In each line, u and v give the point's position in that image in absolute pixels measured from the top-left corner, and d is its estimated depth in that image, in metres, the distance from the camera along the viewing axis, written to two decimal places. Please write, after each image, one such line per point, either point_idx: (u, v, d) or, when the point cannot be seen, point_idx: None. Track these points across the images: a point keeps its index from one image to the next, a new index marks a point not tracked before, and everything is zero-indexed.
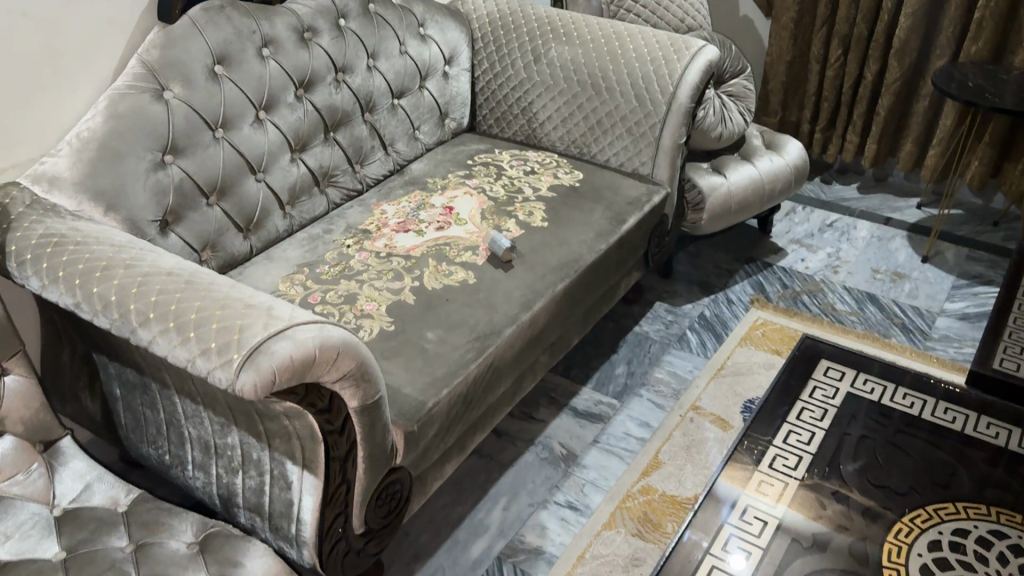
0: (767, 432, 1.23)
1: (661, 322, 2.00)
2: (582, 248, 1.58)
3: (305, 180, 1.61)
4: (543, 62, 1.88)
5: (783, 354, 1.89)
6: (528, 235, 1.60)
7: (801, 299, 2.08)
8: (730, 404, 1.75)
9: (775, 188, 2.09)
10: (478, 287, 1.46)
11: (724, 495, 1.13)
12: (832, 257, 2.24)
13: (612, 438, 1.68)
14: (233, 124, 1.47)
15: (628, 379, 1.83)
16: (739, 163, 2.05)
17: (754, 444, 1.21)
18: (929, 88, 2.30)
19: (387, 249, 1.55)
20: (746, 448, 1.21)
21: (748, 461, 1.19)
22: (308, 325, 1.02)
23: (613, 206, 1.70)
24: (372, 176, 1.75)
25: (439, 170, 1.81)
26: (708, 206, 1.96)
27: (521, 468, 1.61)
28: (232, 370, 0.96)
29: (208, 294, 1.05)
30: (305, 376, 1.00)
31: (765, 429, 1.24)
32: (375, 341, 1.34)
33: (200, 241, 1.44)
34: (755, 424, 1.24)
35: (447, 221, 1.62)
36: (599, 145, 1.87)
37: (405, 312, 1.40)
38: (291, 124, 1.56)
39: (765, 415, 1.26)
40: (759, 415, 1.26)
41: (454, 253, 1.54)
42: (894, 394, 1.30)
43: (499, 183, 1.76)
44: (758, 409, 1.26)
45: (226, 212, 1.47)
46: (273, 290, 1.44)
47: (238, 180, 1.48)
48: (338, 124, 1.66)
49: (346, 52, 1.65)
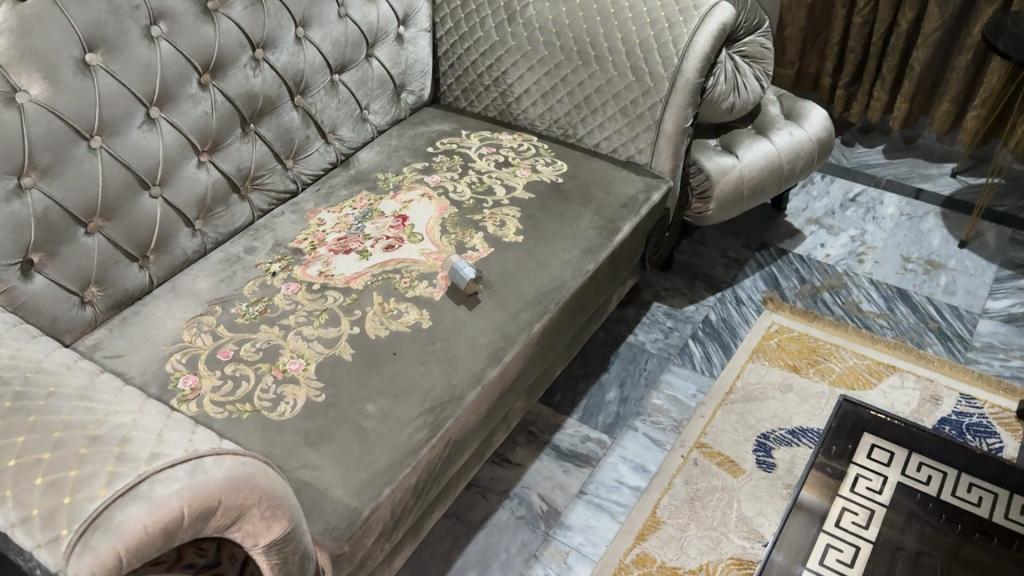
0: (821, 497, 1.03)
1: (659, 330, 1.71)
2: (565, 271, 1.28)
3: (217, 189, 1.29)
4: (519, 22, 1.53)
5: (802, 371, 1.61)
6: (498, 255, 1.29)
7: (821, 297, 1.79)
8: (741, 441, 1.48)
9: (795, 166, 1.77)
10: (434, 334, 1.16)
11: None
12: (856, 241, 1.94)
13: (601, 488, 1.42)
14: (116, 128, 1.14)
15: (621, 408, 1.55)
16: (753, 138, 1.73)
17: (805, 516, 1.01)
18: (974, 40, 1.94)
19: (322, 278, 1.24)
20: (797, 519, 1.01)
21: (787, 565, 0.96)
22: (174, 468, 0.74)
23: (603, 211, 1.39)
24: (308, 172, 1.44)
25: (391, 162, 1.49)
26: (716, 195, 1.65)
27: (494, 531, 1.36)
28: (59, 554, 0.68)
29: (38, 422, 0.76)
30: (170, 543, 0.72)
31: (818, 491, 1.03)
32: (297, 421, 1.05)
33: (78, 280, 1.14)
34: (810, 481, 1.03)
35: (398, 237, 1.31)
36: (587, 126, 1.54)
37: (339, 373, 1.10)
38: (193, 122, 1.22)
39: (793, 530, 0.99)
40: (810, 473, 1.04)
41: (404, 284, 1.23)
42: (957, 486, 1.04)
43: (465, 182, 1.44)
44: (787, 516, 1.00)
45: (111, 240, 1.17)
46: (175, 340, 1.15)
47: (126, 200, 1.17)
48: (260, 114, 1.32)
49: (266, 22, 1.29)
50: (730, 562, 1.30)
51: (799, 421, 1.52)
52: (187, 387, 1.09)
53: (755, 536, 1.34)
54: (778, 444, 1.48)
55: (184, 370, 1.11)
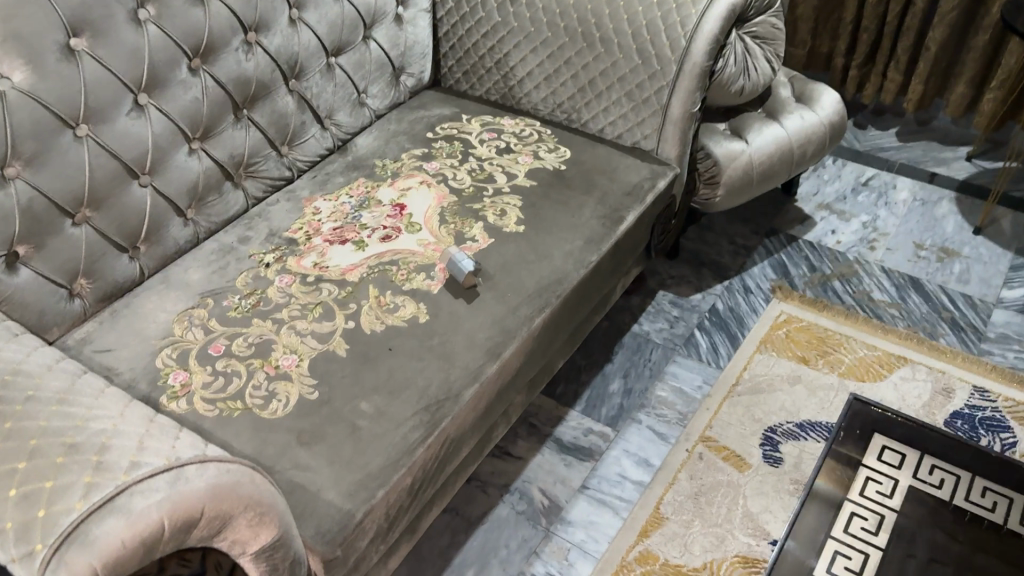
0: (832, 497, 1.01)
1: (664, 319, 1.67)
2: (567, 263, 1.24)
3: (209, 176, 1.25)
4: (522, 2, 1.48)
5: (811, 363, 1.58)
6: (499, 246, 1.25)
7: (831, 286, 1.75)
8: (748, 435, 1.45)
9: (806, 151, 1.72)
10: (431, 329, 1.13)
11: (799, 568, 0.94)
12: (868, 227, 1.90)
13: (603, 482, 1.39)
14: (103, 116, 1.10)
15: (625, 400, 1.52)
16: (763, 122, 1.68)
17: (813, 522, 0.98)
18: (992, 20, 1.88)
19: (317, 270, 1.21)
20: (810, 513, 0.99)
21: (801, 554, 0.95)
22: (154, 478, 0.71)
23: (607, 200, 1.35)
24: (304, 159, 1.40)
25: (389, 148, 1.45)
26: (725, 180, 1.61)
27: (493, 526, 1.33)
28: (33, 569, 0.65)
29: (14, 428, 0.73)
30: (149, 556, 0.69)
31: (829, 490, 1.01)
32: (289, 419, 1.02)
33: (65, 272, 1.11)
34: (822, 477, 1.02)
35: (395, 227, 1.27)
36: (591, 110, 1.50)
37: (333, 370, 1.07)
38: (183, 108, 1.18)
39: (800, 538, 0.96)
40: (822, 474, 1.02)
41: (401, 277, 1.19)
42: (971, 490, 1.00)
43: (465, 169, 1.40)
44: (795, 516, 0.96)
45: (100, 231, 1.13)
46: (165, 334, 1.12)
47: (114, 190, 1.13)
48: (253, 99, 1.29)
49: (258, 4, 1.25)
50: (735, 560, 1.27)
51: (806, 414, 1.48)
52: (177, 383, 1.06)
53: (761, 534, 1.31)
54: (785, 438, 1.44)
55: (175, 365, 1.08)
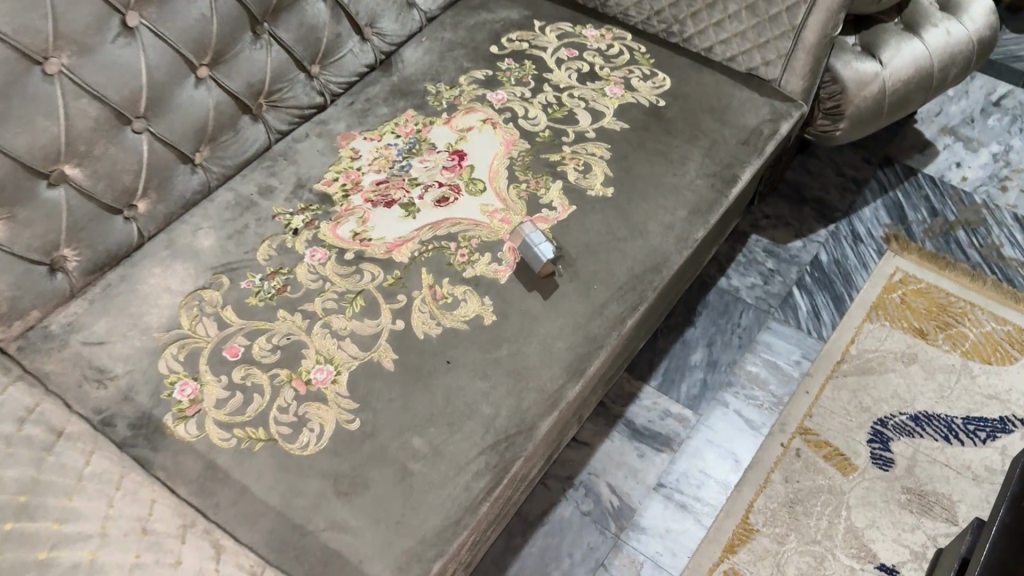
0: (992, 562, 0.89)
1: (757, 274, 1.43)
2: (668, 241, 0.99)
3: (223, 112, 0.99)
4: None
5: (929, 337, 1.34)
6: (583, 217, 1.00)
7: (955, 237, 1.48)
8: (853, 427, 1.24)
9: (946, 73, 1.41)
10: (499, 335, 0.90)
11: None
12: (998, 161, 1.61)
13: (683, 480, 1.20)
14: (83, 44, 0.84)
15: (708, 376, 1.31)
16: (901, 35, 1.35)
17: None
18: None
19: (356, 242, 0.97)
20: None
21: None
22: None
23: (717, 151, 1.08)
24: (340, 79, 1.13)
25: (445, 67, 1.17)
26: (850, 113, 1.32)
27: (556, 529, 1.15)
28: None
29: None
30: None
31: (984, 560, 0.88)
32: (323, 460, 0.81)
33: (42, 246, 0.87)
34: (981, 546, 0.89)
35: (454, 185, 1.03)
36: (698, 24, 1.19)
37: (378, 389, 0.86)
38: (185, 29, 0.91)
39: None
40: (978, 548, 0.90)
41: (461, 259, 0.96)
42: None
43: (539, 103, 1.13)
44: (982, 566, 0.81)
45: (85, 190, 0.89)
46: (170, 326, 0.90)
47: (103, 138, 0.88)
48: (277, 10, 1.01)
49: None
50: None
51: (922, 404, 1.26)
52: (185, 399, 0.85)
53: (866, 556, 1.12)
54: (897, 435, 1.23)
55: (182, 372, 0.86)
